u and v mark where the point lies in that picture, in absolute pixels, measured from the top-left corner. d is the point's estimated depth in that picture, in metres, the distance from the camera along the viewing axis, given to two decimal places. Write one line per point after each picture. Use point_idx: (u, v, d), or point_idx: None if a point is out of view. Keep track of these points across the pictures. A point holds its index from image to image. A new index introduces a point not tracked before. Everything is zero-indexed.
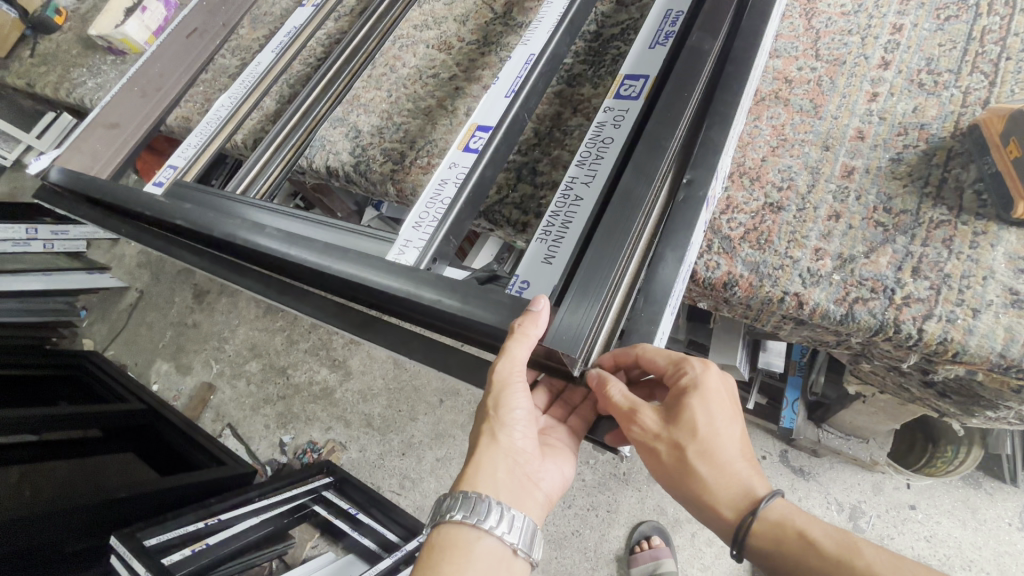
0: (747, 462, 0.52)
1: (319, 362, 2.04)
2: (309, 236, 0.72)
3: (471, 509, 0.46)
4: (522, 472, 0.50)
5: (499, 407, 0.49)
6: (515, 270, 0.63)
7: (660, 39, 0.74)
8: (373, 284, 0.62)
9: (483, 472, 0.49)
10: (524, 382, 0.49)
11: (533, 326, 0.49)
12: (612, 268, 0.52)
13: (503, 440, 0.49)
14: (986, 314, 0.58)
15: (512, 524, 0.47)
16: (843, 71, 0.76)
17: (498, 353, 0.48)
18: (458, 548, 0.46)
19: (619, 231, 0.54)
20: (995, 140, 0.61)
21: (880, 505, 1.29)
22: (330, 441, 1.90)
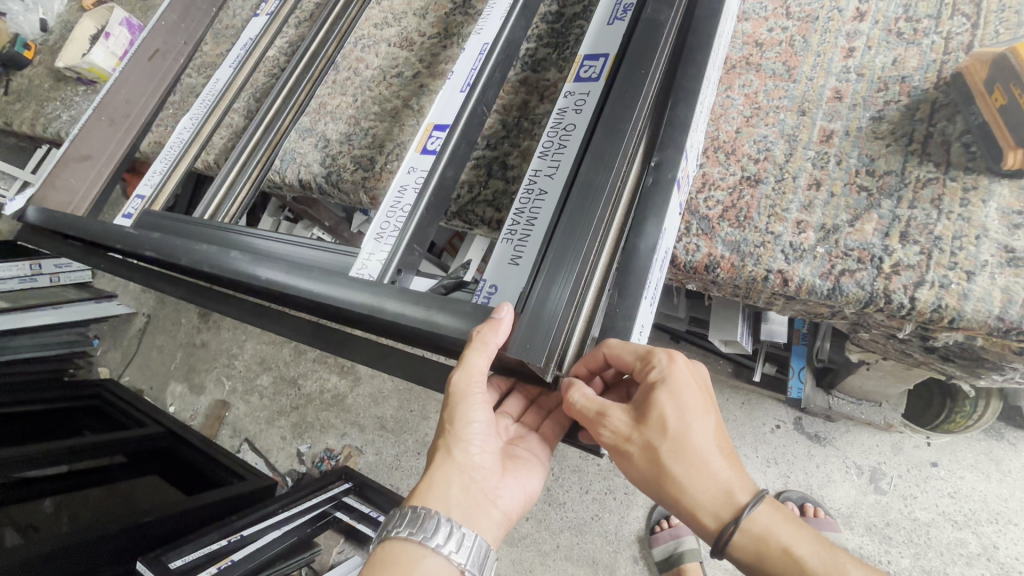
0: (722, 457, 0.50)
1: (327, 370, 2.05)
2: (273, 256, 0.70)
3: (417, 525, 0.45)
4: (478, 488, 0.48)
5: (455, 420, 0.48)
6: (483, 275, 0.60)
7: (619, 14, 0.70)
8: (338, 301, 0.59)
9: (436, 488, 0.47)
10: (482, 393, 0.48)
11: (493, 334, 0.47)
12: (576, 265, 0.49)
13: (459, 454, 0.47)
14: (981, 277, 0.55)
15: (462, 544, 0.44)
16: (816, 27, 0.72)
17: (456, 365, 0.47)
18: (402, 566, 0.44)
19: (583, 223, 0.51)
20: (979, 88, 0.57)
21: (902, 465, 1.26)
22: (346, 447, 1.91)
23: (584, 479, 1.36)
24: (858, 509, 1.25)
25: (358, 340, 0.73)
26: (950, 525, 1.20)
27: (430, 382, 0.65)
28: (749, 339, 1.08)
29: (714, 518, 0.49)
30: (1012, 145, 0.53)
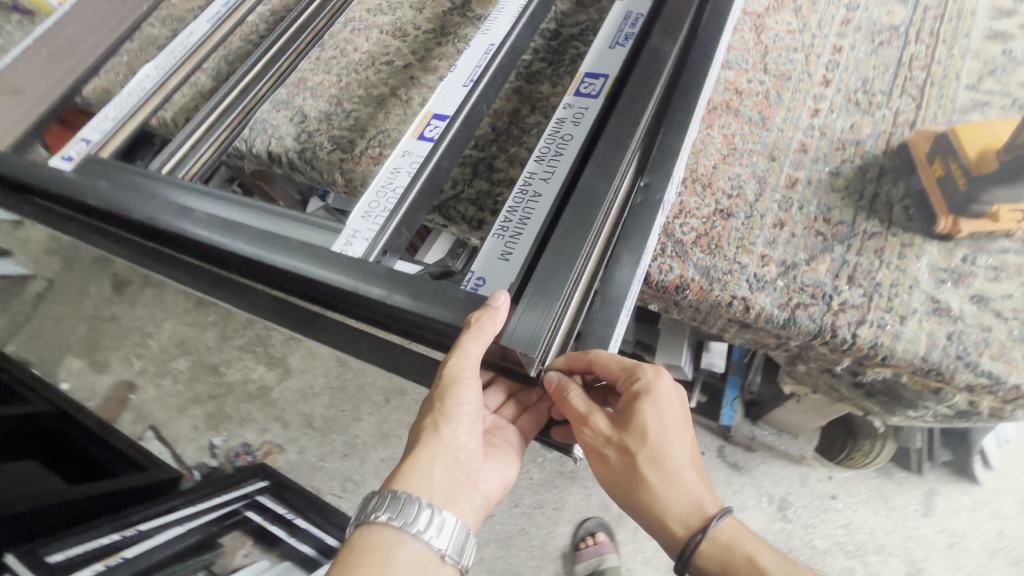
0: (695, 472, 0.52)
1: (255, 360, 1.93)
2: (245, 223, 0.66)
3: (396, 511, 0.44)
4: (462, 470, 0.48)
5: (445, 401, 0.48)
6: (472, 268, 0.60)
7: (621, 40, 0.75)
8: (324, 280, 0.58)
9: (418, 468, 0.47)
10: (474, 378, 0.48)
11: (491, 323, 0.47)
12: (569, 274, 0.50)
13: (446, 434, 0.48)
14: (911, 321, 0.61)
15: (440, 531, 0.45)
16: (789, 86, 0.79)
17: (451, 348, 0.47)
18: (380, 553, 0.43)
19: (581, 229, 0.53)
20: (921, 159, 0.65)
21: (806, 496, 1.37)
22: (266, 443, 1.80)
23: (516, 493, 1.36)
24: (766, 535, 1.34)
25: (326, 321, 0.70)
26: (842, 554, 1.31)
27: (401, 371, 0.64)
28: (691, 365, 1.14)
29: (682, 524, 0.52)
30: (945, 212, 0.61)
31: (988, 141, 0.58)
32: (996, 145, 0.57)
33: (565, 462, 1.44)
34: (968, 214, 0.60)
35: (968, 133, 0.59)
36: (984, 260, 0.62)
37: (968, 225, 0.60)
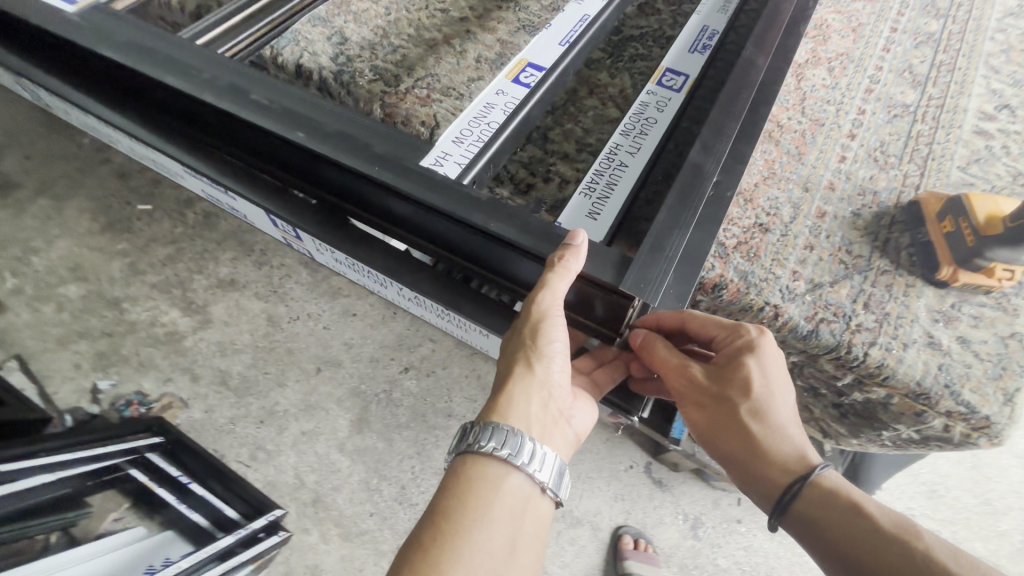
0: (797, 426, 0.58)
1: (170, 301, 1.68)
2: (307, 113, 0.59)
3: (502, 442, 0.47)
4: (554, 408, 0.51)
5: (539, 338, 0.49)
6: (558, 220, 0.60)
7: (698, 48, 0.79)
8: (409, 192, 0.53)
9: (517, 403, 0.50)
10: (561, 314, 0.49)
11: (572, 258, 0.47)
12: (680, 239, 0.51)
13: (539, 371, 0.50)
14: (911, 349, 0.70)
15: (542, 462, 0.48)
16: (822, 130, 0.88)
17: (537, 286, 0.47)
18: (489, 482, 0.47)
19: (691, 202, 0.54)
20: (931, 216, 0.75)
21: (715, 517, 1.45)
22: (167, 396, 1.55)
23: None
24: (678, 550, 1.42)
25: (377, 243, 0.65)
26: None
27: (460, 311, 0.59)
28: None
29: (784, 472, 0.57)
30: (948, 263, 0.72)
31: (993, 210, 0.67)
32: (1000, 215, 0.67)
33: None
34: (968, 265, 0.70)
35: (976, 200, 0.69)
36: (967, 309, 0.73)
37: (965, 276, 0.71)
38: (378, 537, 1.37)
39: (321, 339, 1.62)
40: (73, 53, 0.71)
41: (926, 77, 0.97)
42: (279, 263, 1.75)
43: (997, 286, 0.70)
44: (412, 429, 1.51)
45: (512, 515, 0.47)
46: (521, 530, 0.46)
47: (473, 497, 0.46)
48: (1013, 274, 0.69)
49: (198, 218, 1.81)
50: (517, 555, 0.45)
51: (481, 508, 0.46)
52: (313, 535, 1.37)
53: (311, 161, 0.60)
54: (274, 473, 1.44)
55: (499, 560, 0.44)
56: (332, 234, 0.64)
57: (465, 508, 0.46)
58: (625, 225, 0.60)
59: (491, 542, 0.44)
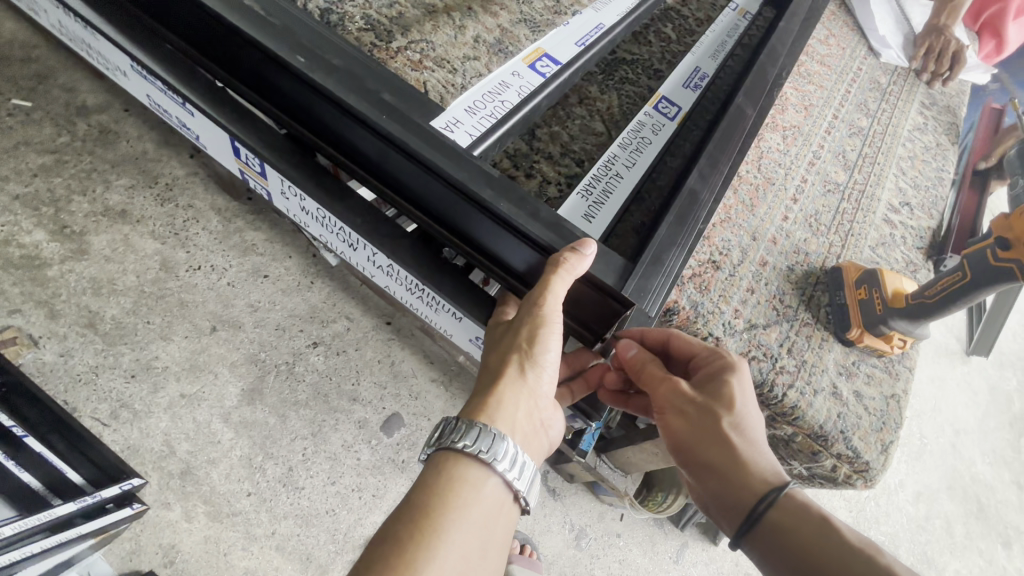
0: (767, 445, 0.62)
1: (35, 220, 1.42)
2: (325, 53, 0.56)
3: (488, 446, 0.50)
4: (536, 414, 0.54)
5: (533, 343, 0.52)
6: (558, 211, 0.70)
7: (690, 85, 0.92)
8: (427, 163, 0.53)
9: (505, 406, 0.52)
10: (558, 322, 0.52)
11: (577, 264, 0.50)
12: (675, 258, 0.61)
13: (530, 376, 0.53)
14: (820, 395, 0.79)
15: (522, 470, 0.51)
16: (772, 189, 0.98)
17: (536, 290, 0.50)
18: (468, 484, 0.49)
19: (686, 221, 0.63)
20: (849, 282, 0.85)
21: (598, 530, 1.52)
22: (11, 330, 1.29)
23: (335, 471, 1.33)
24: (560, 558, 1.46)
25: (355, 200, 0.61)
26: None
27: (442, 286, 0.59)
28: None
29: (759, 486, 0.60)
30: (857, 324, 0.82)
31: (900, 286, 0.78)
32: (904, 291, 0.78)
33: (400, 449, 1.39)
34: (874, 329, 0.81)
35: (886, 275, 0.79)
36: (864, 367, 0.84)
37: (866, 338, 0.82)
38: (253, 520, 1.23)
39: (222, 295, 1.45)
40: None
41: (854, 163, 1.12)
42: (185, 202, 1.53)
43: (889, 350, 0.81)
44: (312, 409, 1.38)
45: (486, 518, 0.49)
46: (492, 532, 0.48)
47: (452, 498, 0.48)
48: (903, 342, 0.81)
49: (92, 131, 1.54)
50: (487, 556, 0.47)
51: (458, 510, 0.47)
52: (175, 512, 1.20)
53: (317, 103, 0.56)
54: (138, 436, 1.26)
55: (469, 560, 0.46)
56: (314, 178, 0.61)
57: (443, 508, 0.47)
58: (616, 228, 0.70)
59: (464, 541, 0.46)
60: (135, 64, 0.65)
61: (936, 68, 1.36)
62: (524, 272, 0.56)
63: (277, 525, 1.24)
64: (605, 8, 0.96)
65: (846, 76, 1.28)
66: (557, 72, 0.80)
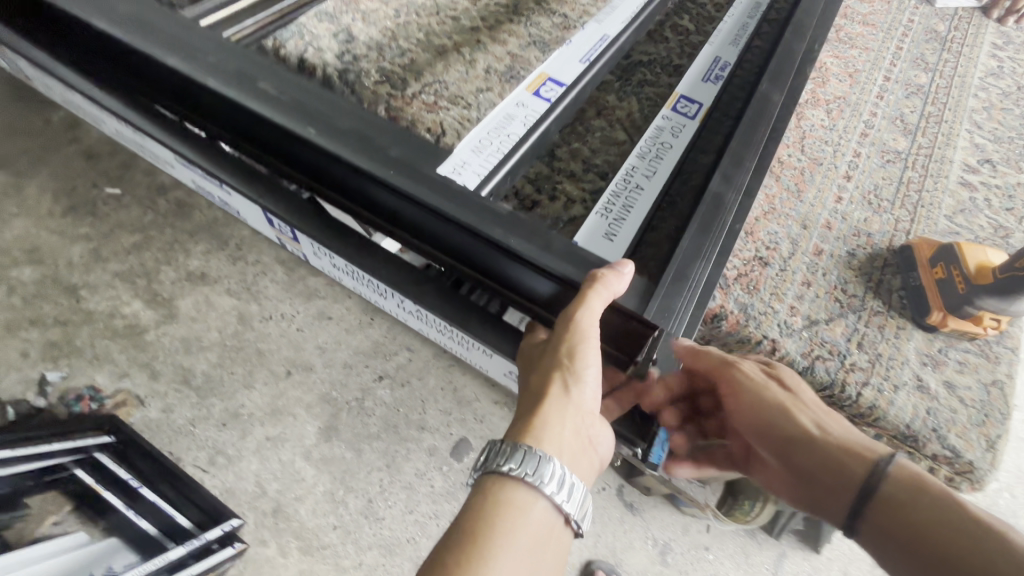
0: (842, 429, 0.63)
1: (132, 292, 1.59)
2: (334, 118, 0.59)
3: (534, 468, 0.45)
4: (584, 432, 0.49)
5: (573, 359, 0.48)
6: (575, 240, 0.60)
7: (711, 76, 0.80)
8: (438, 211, 0.54)
9: (551, 425, 0.47)
10: (596, 336, 0.49)
11: (613, 282, 0.50)
12: (699, 270, 0.58)
13: (573, 393, 0.48)
14: (902, 391, 0.71)
15: (570, 493, 0.46)
16: (820, 169, 0.90)
17: (575, 303, 0.48)
18: (507, 511, 0.44)
19: (712, 230, 0.60)
20: (923, 261, 0.77)
21: (684, 544, 1.45)
22: (121, 392, 1.45)
23: (412, 499, 1.37)
24: None
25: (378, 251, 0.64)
26: None
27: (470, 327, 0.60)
28: None
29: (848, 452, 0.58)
30: (938, 307, 0.74)
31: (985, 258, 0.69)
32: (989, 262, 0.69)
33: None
34: (959, 312, 0.72)
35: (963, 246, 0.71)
36: (954, 353, 0.75)
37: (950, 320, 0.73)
38: (341, 552, 1.29)
39: (294, 341, 1.55)
40: (77, 33, 0.70)
41: (916, 125, 1.01)
42: (253, 259, 1.67)
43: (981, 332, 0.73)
44: (384, 441, 1.43)
45: (531, 548, 0.43)
46: (541, 565, 0.43)
47: (491, 531, 0.42)
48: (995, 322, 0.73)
49: (171, 206, 1.72)
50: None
51: (497, 545, 0.42)
52: (271, 549, 1.29)
53: (334, 166, 0.59)
54: (234, 479, 1.36)
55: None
56: (338, 236, 0.64)
57: (478, 543, 0.42)
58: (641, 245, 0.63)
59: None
60: (176, 152, 0.71)
61: (1003, 3, 1.22)
62: (549, 301, 0.54)
63: (363, 555, 1.29)
64: (608, 17, 0.98)
65: (895, 32, 1.17)
66: (562, 95, 0.85)
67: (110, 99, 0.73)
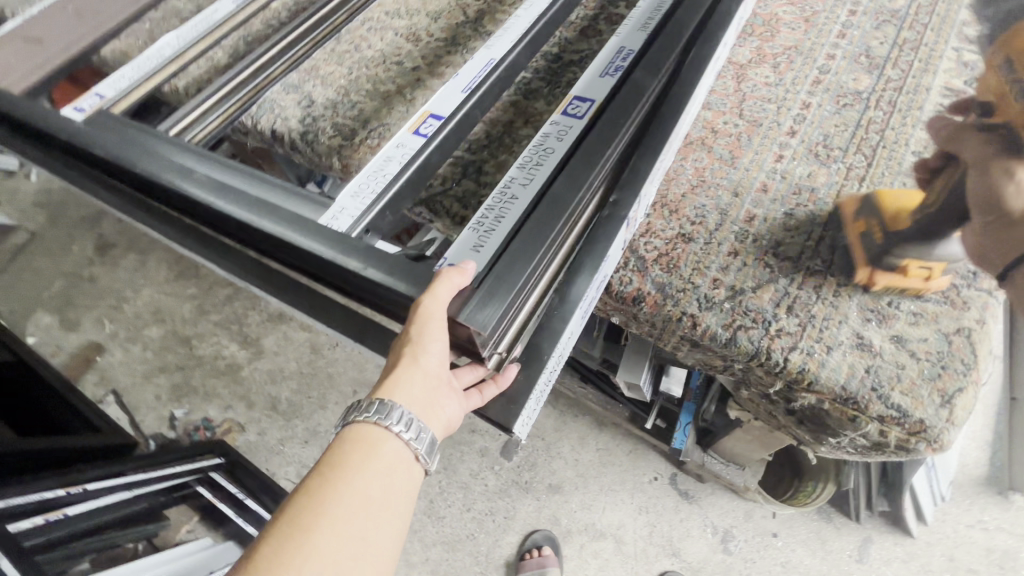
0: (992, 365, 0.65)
1: (229, 337, 1.85)
2: (239, 188, 0.71)
3: (383, 413, 0.51)
4: (434, 391, 0.53)
5: (420, 333, 0.53)
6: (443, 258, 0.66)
7: (611, 71, 0.82)
8: (303, 250, 0.62)
9: (400, 388, 0.52)
10: (445, 318, 0.54)
11: (459, 275, 0.56)
12: (526, 271, 0.59)
13: (421, 360, 0.53)
14: (837, 351, 0.68)
15: (419, 434, 0.51)
16: (759, 131, 0.87)
17: (424, 292, 0.54)
18: (361, 447, 0.50)
19: (543, 232, 0.62)
20: (849, 218, 0.76)
21: None
22: (228, 421, 1.73)
23: (468, 497, 1.58)
24: None
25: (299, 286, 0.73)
26: None
27: (366, 342, 0.69)
28: (648, 389, 1.13)
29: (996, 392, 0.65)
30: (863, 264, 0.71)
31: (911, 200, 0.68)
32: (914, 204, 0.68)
33: (521, 472, 1.61)
34: (883, 265, 0.69)
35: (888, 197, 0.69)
36: (907, 305, 0.70)
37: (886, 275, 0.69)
38: (410, 549, 1.52)
39: (356, 364, 1.77)
40: (68, 151, 0.86)
41: (886, 58, 0.92)
42: None
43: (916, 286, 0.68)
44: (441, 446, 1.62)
45: (381, 477, 0.50)
46: (390, 492, 0.49)
47: (344, 464, 0.49)
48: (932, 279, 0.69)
49: None
50: (385, 514, 0.48)
51: (349, 474, 0.49)
52: None
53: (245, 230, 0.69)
54: None
55: (364, 521, 0.47)
56: (264, 281, 0.74)
57: (332, 474, 0.49)
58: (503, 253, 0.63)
59: (356, 503, 0.47)
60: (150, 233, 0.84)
61: None
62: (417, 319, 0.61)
63: (428, 551, 1.51)
64: (521, 17, 0.90)
65: None
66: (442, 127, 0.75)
67: (96, 199, 0.88)
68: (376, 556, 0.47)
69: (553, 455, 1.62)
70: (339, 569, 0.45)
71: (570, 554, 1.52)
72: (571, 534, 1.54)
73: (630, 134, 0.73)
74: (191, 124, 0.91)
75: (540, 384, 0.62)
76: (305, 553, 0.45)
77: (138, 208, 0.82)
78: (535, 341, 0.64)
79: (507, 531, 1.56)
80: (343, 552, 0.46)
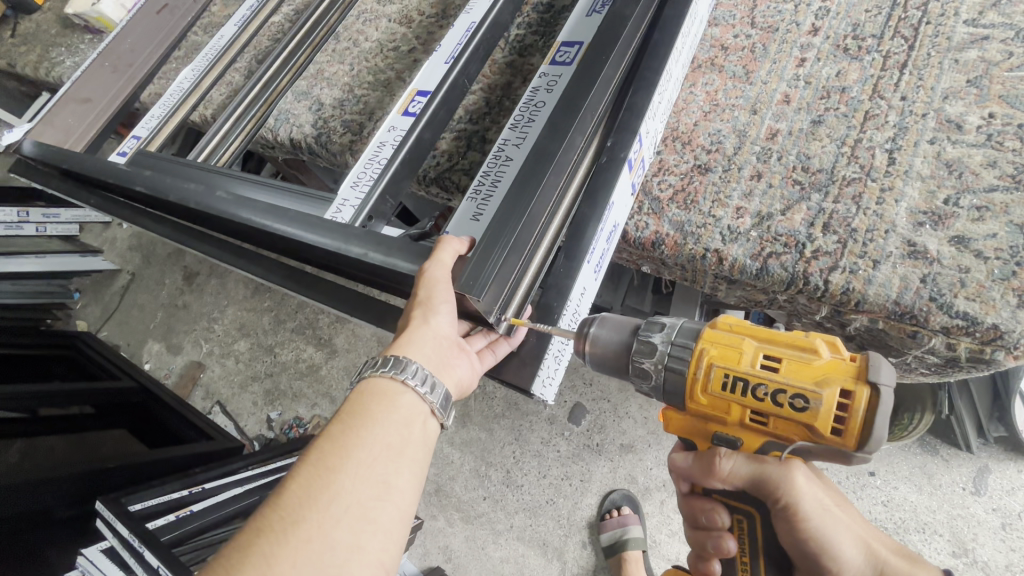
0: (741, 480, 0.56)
1: (305, 340, 1.85)
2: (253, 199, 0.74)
3: (398, 369, 0.51)
4: (445, 352, 0.54)
5: (426, 298, 0.53)
6: (446, 230, 0.67)
7: (598, 7, 0.77)
8: (307, 243, 0.65)
9: (410, 350, 0.52)
10: (449, 281, 0.54)
11: (459, 243, 0.57)
12: (518, 225, 0.56)
13: (430, 321, 0.53)
14: (885, 265, 0.64)
15: (434, 389, 0.52)
16: (775, 37, 0.81)
17: (428, 259, 0.55)
18: (380, 398, 0.51)
19: (532, 184, 0.59)
20: (735, 340, 0.51)
21: (840, 472, 1.20)
22: (317, 417, 1.74)
23: (543, 464, 1.39)
24: None
25: (326, 283, 0.80)
26: None
27: (388, 324, 0.72)
28: None
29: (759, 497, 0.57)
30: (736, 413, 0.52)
31: (717, 362, 0.51)
32: (740, 371, 0.50)
33: (591, 434, 1.39)
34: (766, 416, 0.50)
35: (692, 342, 0.52)
36: (968, 200, 0.65)
37: (766, 443, 0.53)
38: (494, 518, 1.37)
39: None
40: (121, 193, 0.94)
41: None
42: None
43: (802, 432, 0.49)
44: (509, 418, 1.46)
45: (400, 426, 0.50)
46: (408, 441, 0.50)
47: (365, 412, 0.50)
48: (844, 417, 0.46)
49: None
50: (405, 462, 0.49)
51: (369, 423, 0.49)
52: (440, 521, 1.41)
53: (265, 234, 0.72)
54: None
55: (386, 466, 0.48)
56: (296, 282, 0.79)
57: (354, 421, 0.50)
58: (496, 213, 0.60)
59: (377, 449, 0.48)
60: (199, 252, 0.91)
61: None
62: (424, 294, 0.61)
63: (512, 519, 1.36)
64: None
65: None
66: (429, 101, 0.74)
67: (151, 232, 0.96)
68: (397, 502, 0.47)
69: (621, 414, 1.39)
70: (363, 511, 0.45)
71: (651, 512, 1.32)
72: (650, 491, 1.33)
73: (622, 72, 0.68)
74: (222, 145, 0.98)
75: (552, 344, 0.63)
76: (331, 493, 0.45)
77: (189, 234, 0.91)
78: (545, 301, 0.62)
79: (585, 493, 1.36)
80: (367, 494, 0.46)
